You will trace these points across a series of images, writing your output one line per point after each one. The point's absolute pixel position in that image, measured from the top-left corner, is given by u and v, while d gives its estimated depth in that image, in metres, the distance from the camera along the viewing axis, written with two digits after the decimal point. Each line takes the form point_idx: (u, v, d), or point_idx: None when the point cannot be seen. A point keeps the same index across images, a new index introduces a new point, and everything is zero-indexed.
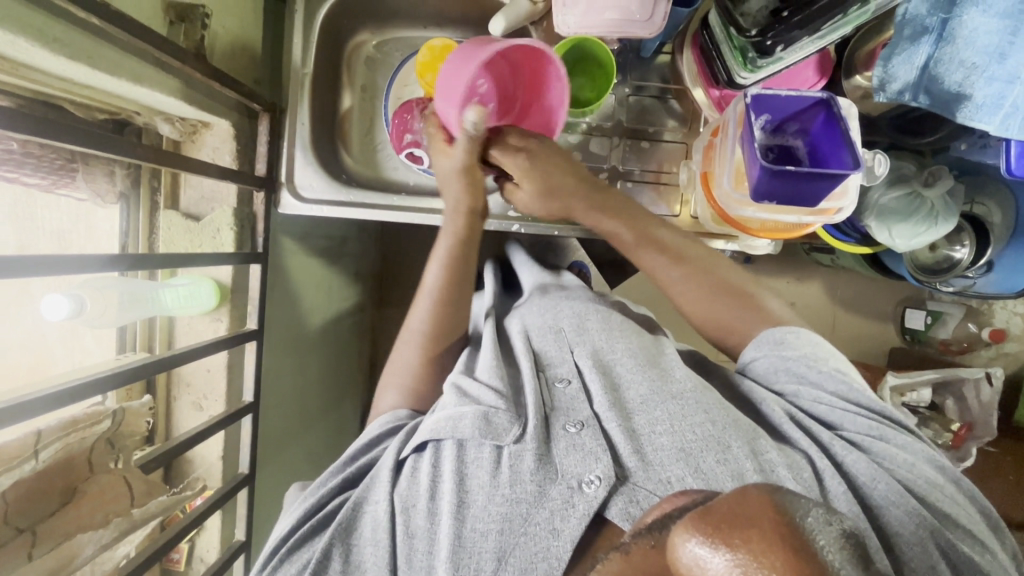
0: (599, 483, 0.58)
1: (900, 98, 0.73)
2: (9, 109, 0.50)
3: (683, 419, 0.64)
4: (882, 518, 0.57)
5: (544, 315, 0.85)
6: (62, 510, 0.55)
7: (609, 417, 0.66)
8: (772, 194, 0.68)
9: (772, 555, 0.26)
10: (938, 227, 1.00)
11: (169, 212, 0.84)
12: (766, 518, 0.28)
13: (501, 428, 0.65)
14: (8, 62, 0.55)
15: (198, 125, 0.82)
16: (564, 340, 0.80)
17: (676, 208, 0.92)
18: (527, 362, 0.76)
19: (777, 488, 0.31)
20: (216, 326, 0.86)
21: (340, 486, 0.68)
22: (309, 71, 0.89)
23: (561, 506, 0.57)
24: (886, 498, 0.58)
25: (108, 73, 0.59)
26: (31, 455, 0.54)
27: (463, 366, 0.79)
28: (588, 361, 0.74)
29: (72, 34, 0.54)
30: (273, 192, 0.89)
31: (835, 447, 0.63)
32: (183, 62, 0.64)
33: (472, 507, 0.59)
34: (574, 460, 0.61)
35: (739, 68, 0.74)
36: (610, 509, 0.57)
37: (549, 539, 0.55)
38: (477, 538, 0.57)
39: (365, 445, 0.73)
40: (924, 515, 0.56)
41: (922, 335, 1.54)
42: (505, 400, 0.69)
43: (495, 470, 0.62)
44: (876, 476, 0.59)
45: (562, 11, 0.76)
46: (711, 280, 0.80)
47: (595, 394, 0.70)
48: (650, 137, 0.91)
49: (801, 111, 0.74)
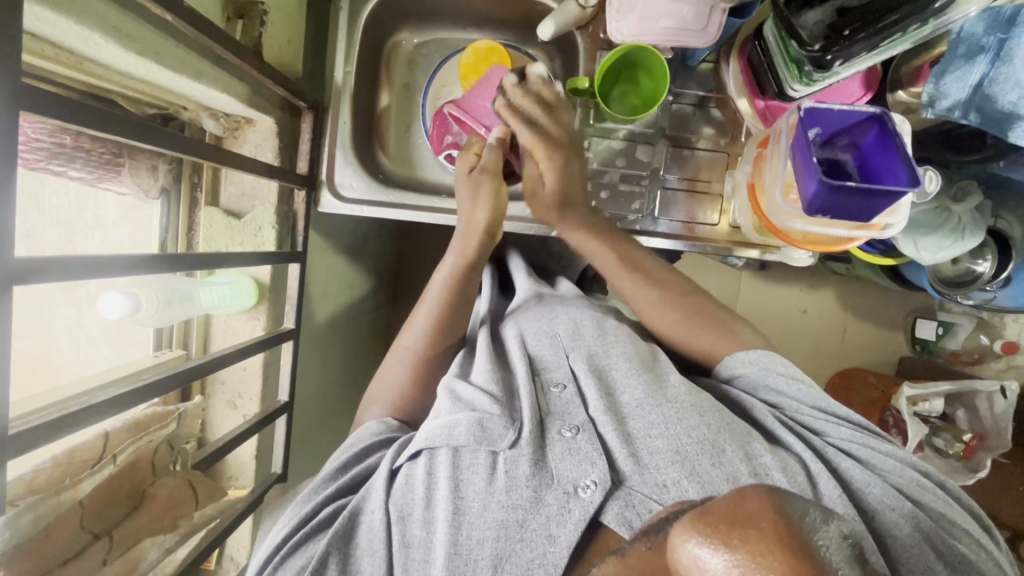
0: (594, 488, 0.58)
1: (950, 115, 0.74)
2: (113, 116, 0.49)
3: (678, 422, 0.63)
4: (879, 519, 0.57)
5: (540, 320, 0.82)
6: (133, 515, 0.54)
7: (604, 422, 0.65)
8: (827, 209, 0.68)
9: (770, 556, 0.26)
10: (965, 241, 1.01)
11: (210, 208, 0.83)
12: (765, 518, 0.28)
13: (495, 433, 0.64)
14: (72, 55, 0.54)
15: (241, 121, 0.81)
16: (560, 346, 0.77)
17: (714, 217, 0.93)
18: (521, 366, 0.75)
19: (775, 488, 0.31)
20: (252, 325, 0.86)
21: (335, 494, 0.66)
22: (352, 69, 0.88)
23: (557, 512, 0.57)
24: (883, 503, 0.58)
25: (172, 69, 0.58)
26: (109, 459, 0.54)
27: (458, 370, 0.78)
28: (583, 365, 0.73)
29: (142, 30, 0.53)
30: (314, 191, 0.88)
31: (829, 453, 0.64)
32: (241, 58, 0.63)
33: (468, 515, 0.58)
34: (570, 466, 0.60)
35: (793, 81, 0.75)
36: (606, 514, 0.56)
37: (545, 546, 0.55)
38: (473, 545, 0.56)
39: (360, 453, 0.71)
40: (921, 517, 0.56)
41: (931, 345, 1.54)
42: (500, 405, 0.68)
43: (491, 477, 0.61)
44: (872, 482, 0.60)
45: (618, 18, 0.77)
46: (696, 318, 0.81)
47: (590, 399, 0.68)
48: (690, 146, 0.92)
49: (853, 126, 0.74)
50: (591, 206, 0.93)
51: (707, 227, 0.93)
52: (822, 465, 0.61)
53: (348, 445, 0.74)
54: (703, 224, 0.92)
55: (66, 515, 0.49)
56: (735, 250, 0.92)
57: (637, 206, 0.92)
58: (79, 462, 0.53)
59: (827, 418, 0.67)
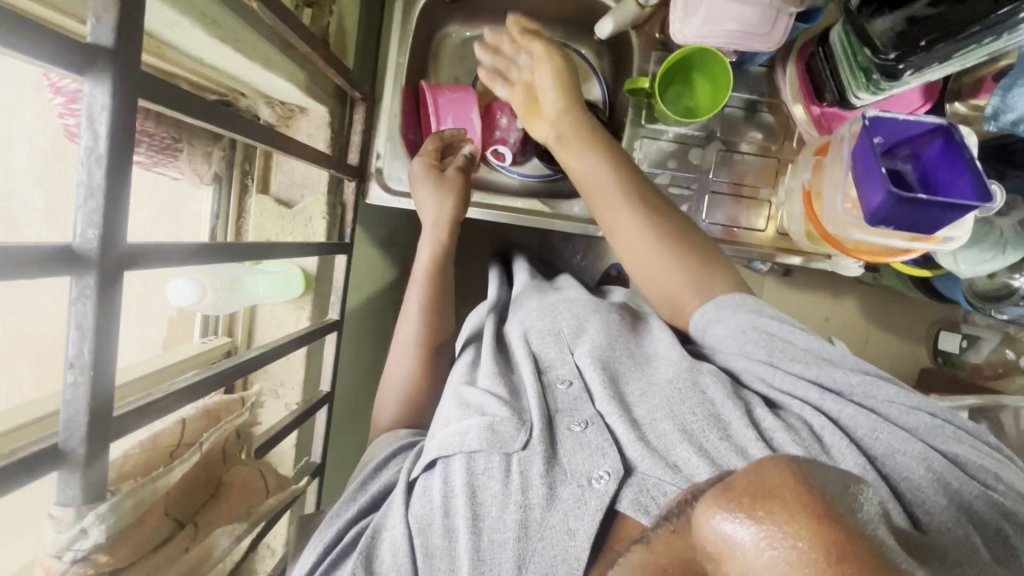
0: (608, 477, 0.56)
1: (1013, 128, 0.75)
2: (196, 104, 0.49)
3: (680, 402, 0.62)
4: (893, 465, 0.53)
5: (544, 316, 0.81)
6: (212, 502, 0.55)
7: (610, 412, 0.63)
8: (890, 221, 0.67)
9: (799, 526, 0.24)
10: (1007, 255, 0.99)
11: (261, 196, 0.83)
12: (793, 486, 0.26)
13: (507, 435, 0.62)
14: (153, 39, 0.53)
15: (295, 110, 0.82)
16: (564, 343, 0.75)
17: (760, 223, 0.92)
18: (526, 366, 0.73)
19: (799, 457, 0.29)
20: (297, 314, 0.86)
21: (360, 513, 0.65)
22: (405, 61, 0.87)
23: (574, 506, 0.55)
24: (889, 446, 0.54)
25: (248, 57, 0.58)
26: (195, 445, 0.54)
27: (465, 374, 0.76)
28: (589, 360, 0.70)
29: (227, 17, 0.53)
30: (362, 183, 0.87)
31: (827, 403, 0.59)
32: (309, 47, 0.63)
33: (488, 520, 0.57)
34: (582, 459, 0.59)
35: (858, 90, 0.74)
36: (621, 502, 0.54)
37: (567, 541, 0.53)
38: (496, 550, 0.55)
39: (373, 470, 0.70)
40: (931, 458, 0.52)
41: (954, 358, 1.53)
42: (507, 404, 0.66)
43: (507, 479, 0.59)
44: (876, 426, 0.55)
45: (681, 18, 0.76)
46: (678, 255, 0.71)
47: (593, 394, 0.66)
48: (740, 151, 0.91)
49: (916, 137, 0.74)
50: None
51: (753, 232, 0.92)
52: (822, 418, 0.58)
53: (364, 464, 0.73)
54: (749, 229, 0.92)
55: (156, 500, 0.47)
56: (778, 256, 0.92)
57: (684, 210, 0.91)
58: (163, 449, 0.52)
59: (823, 363, 0.61)
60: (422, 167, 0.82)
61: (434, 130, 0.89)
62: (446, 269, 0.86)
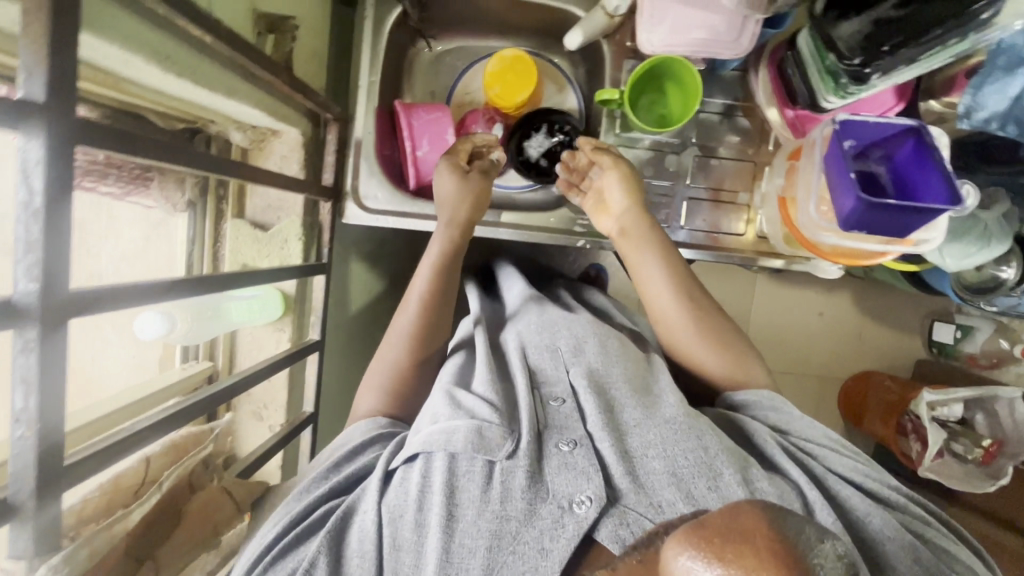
0: (590, 503, 0.56)
1: (986, 127, 0.74)
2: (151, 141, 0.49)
3: (676, 443, 0.62)
4: (876, 547, 0.56)
5: (542, 333, 0.81)
6: (172, 535, 0.54)
7: (602, 437, 0.63)
8: (861, 225, 0.67)
9: (762, 569, 0.28)
10: (991, 248, 1.00)
11: (236, 221, 0.83)
12: (760, 534, 0.29)
13: (493, 443, 0.62)
14: (110, 76, 0.53)
15: (267, 133, 0.81)
16: (561, 360, 0.75)
17: (740, 227, 0.92)
18: (521, 377, 0.73)
19: (769, 505, 0.32)
20: (278, 336, 0.86)
21: (331, 492, 0.63)
22: (376, 79, 0.87)
23: (551, 526, 0.55)
24: (883, 531, 0.57)
25: (208, 88, 0.58)
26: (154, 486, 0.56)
27: (456, 376, 0.75)
28: (584, 382, 0.70)
29: (182, 52, 0.53)
30: (338, 202, 0.87)
31: (829, 480, 0.62)
32: (273, 75, 0.63)
33: (461, 523, 0.56)
34: (566, 480, 0.59)
35: (828, 94, 0.74)
36: (600, 531, 0.55)
37: (538, 559, 0.53)
38: (465, 555, 0.54)
39: (350, 453, 0.68)
40: (918, 549, 0.56)
41: (949, 348, 1.54)
42: (499, 414, 0.66)
43: (486, 486, 0.59)
44: (871, 511, 0.59)
45: (648, 29, 0.77)
46: (717, 346, 0.76)
47: (588, 415, 0.66)
48: (717, 156, 0.91)
49: (887, 139, 0.73)
50: None
51: (733, 237, 0.92)
52: (816, 492, 0.60)
53: (339, 445, 0.70)
54: (728, 234, 0.91)
55: (116, 544, 0.49)
56: (762, 260, 0.91)
57: (663, 216, 0.91)
58: (125, 489, 0.55)
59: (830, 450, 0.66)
60: (450, 182, 0.82)
61: (411, 155, 0.89)
62: (452, 272, 0.83)
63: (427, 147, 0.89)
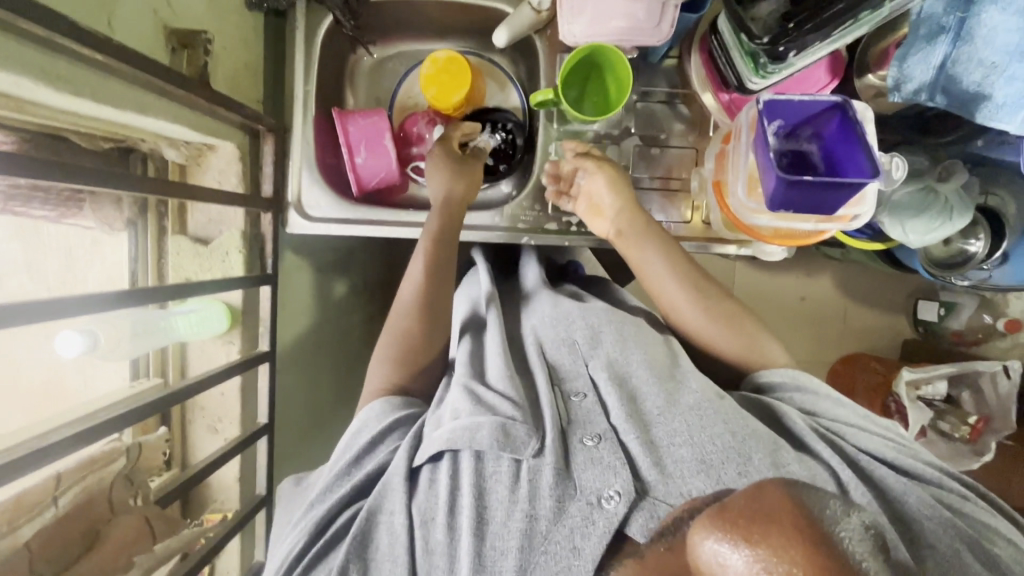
0: (618, 498, 0.57)
1: (916, 98, 0.71)
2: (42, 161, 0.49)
3: (702, 430, 0.63)
4: (913, 524, 0.58)
5: (558, 324, 0.79)
6: (84, 557, 0.60)
7: (627, 430, 0.64)
8: (788, 205, 0.66)
9: (791, 548, 0.31)
10: (954, 222, 0.94)
11: (178, 237, 0.83)
12: (783, 513, 0.33)
13: (519, 441, 0.62)
14: (12, 99, 0.54)
15: (203, 148, 0.81)
16: (578, 352, 0.75)
17: (687, 214, 0.91)
18: (541, 372, 0.73)
19: (793, 485, 0.36)
20: (228, 349, 0.86)
21: (349, 496, 0.65)
22: (312, 88, 0.87)
23: (581, 523, 0.56)
24: (918, 510, 0.58)
25: (113, 106, 0.58)
26: (51, 504, 0.60)
27: (470, 367, 0.75)
28: (605, 374, 0.71)
29: (78, 71, 0.53)
30: (281, 213, 0.87)
31: (861, 461, 0.64)
32: (186, 90, 0.63)
33: (492, 524, 0.58)
34: (593, 476, 0.59)
35: (751, 74, 0.73)
36: (631, 526, 0.56)
37: (571, 557, 0.54)
38: (498, 556, 0.56)
39: (367, 447, 0.68)
40: (958, 524, 0.57)
41: (935, 326, 1.49)
42: (521, 410, 0.66)
43: (515, 485, 0.60)
44: (908, 490, 0.60)
45: (570, 20, 0.76)
46: (732, 325, 0.79)
47: (611, 408, 0.67)
48: (660, 144, 0.90)
49: (814, 116, 0.72)
50: (561, 211, 0.92)
51: (681, 225, 0.91)
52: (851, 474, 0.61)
53: (356, 433, 0.71)
54: (677, 223, 0.91)
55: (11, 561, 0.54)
56: (711, 247, 0.91)
57: None
58: (26, 507, 0.58)
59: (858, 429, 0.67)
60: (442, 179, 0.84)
61: (351, 162, 0.89)
62: (444, 251, 0.81)
63: (366, 152, 0.89)
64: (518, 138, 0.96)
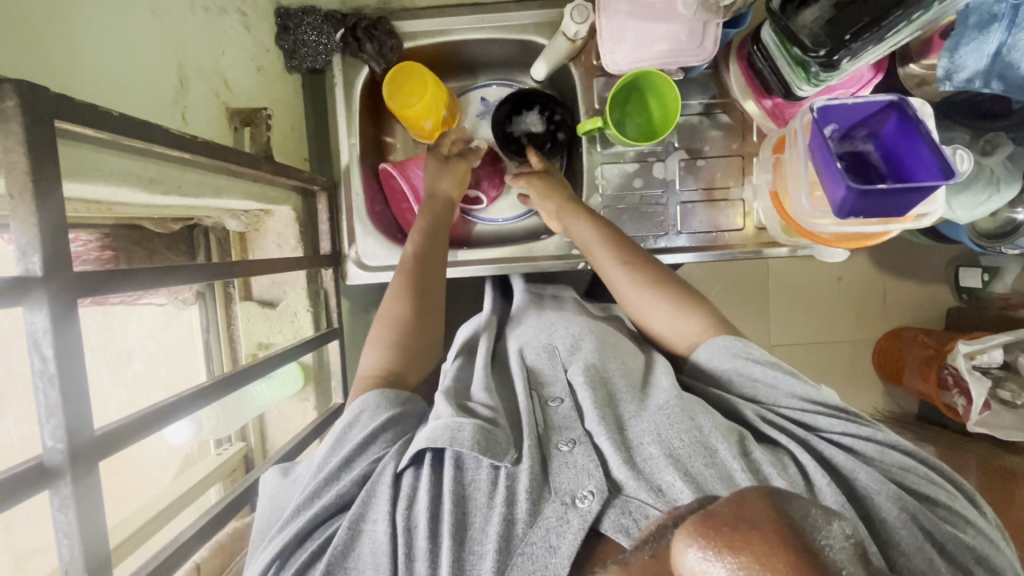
0: (592, 497, 0.51)
1: (970, 86, 0.71)
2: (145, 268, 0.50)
3: (669, 426, 0.57)
4: (869, 505, 0.52)
5: (540, 333, 0.76)
6: None
7: (599, 432, 0.58)
8: (856, 212, 0.66)
9: (774, 558, 0.26)
10: (1002, 194, 0.93)
11: (246, 302, 0.87)
12: (767, 520, 0.28)
13: (498, 444, 0.57)
14: (102, 204, 0.55)
15: (260, 214, 0.83)
16: (558, 360, 0.70)
17: (739, 222, 0.91)
18: (519, 380, 0.68)
19: (772, 489, 0.31)
20: (303, 405, 0.88)
21: (334, 504, 0.56)
22: (356, 141, 0.88)
23: (556, 523, 0.50)
24: (870, 485, 0.53)
25: (195, 195, 0.60)
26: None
27: (454, 382, 0.70)
28: (581, 377, 0.65)
29: (165, 169, 0.55)
30: (340, 266, 0.89)
31: (813, 441, 0.58)
32: (254, 168, 0.65)
33: (468, 529, 0.51)
34: (567, 477, 0.54)
35: (801, 82, 0.74)
36: (604, 523, 0.50)
37: (547, 557, 0.48)
38: (476, 559, 0.49)
39: (361, 444, 0.60)
40: (905, 498, 0.52)
41: (980, 292, 1.38)
42: (501, 420, 0.61)
43: (493, 492, 0.54)
44: (855, 467, 0.54)
45: (612, 49, 0.76)
46: (681, 306, 0.72)
47: (585, 408, 0.61)
48: (704, 155, 0.90)
49: (870, 116, 0.72)
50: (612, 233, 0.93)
51: (734, 232, 0.91)
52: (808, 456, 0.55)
53: (343, 429, 0.62)
54: (728, 231, 0.91)
55: None
56: (764, 251, 0.91)
57: (658, 224, 0.91)
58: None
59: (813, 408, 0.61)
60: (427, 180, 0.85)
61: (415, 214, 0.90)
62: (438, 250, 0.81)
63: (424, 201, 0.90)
64: (561, 133, 0.94)
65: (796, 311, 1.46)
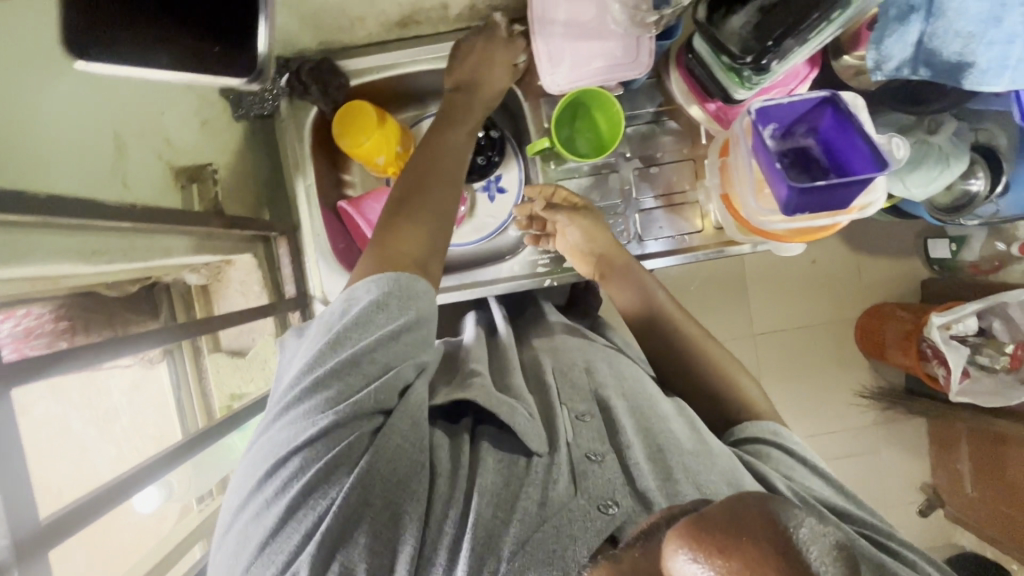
0: (619, 506, 0.50)
1: (899, 75, 0.73)
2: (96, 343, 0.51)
3: (698, 461, 0.57)
4: None
5: (560, 353, 0.75)
6: None
7: (634, 451, 0.57)
8: (802, 209, 0.67)
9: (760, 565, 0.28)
10: (953, 168, 0.95)
11: (215, 355, 0.89)
12: (759, 527, 0.30)
13: (534, 434, 0.56)
14: (49, 280, 0.55)
15: (221, 264, 0.84)
16: (593, 381, 0.68)
17: (698, 223, 0.92)
18: (554, 383, 0.67)
19: (769, 494, 0.33)
20: None
21: (355, 407, 0.53)
22: (312, 182, 0.88)
23: (580, 519, 0.50)
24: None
25: (143, 260, 0.60)
26: None
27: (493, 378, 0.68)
28: (622, 401, 0.64)
29: (109, 239, 0.55)
30: (307, 308, 0.89)
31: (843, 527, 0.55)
32: (204, 225, 0.65)
33: (500, 502, 0.52)
34: (596, 481, 0.53)
35: (738, 88, 0.76)
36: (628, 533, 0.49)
37: (568, 543, 0.48)
38: (496, 528, 0.49)
39: (392, 341, 0.57)
40: None
41: (950, 262, 1.40)
42: (540, 416, 0.60)
43: (517, 480, 0.54)
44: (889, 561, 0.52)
45: (551, 72, 0.78)
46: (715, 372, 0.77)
47: (620, 430, 0.60)
48: (657, 162, 0.91)
49: (806, 114, 0.74)
50: None
51: (695, 234, 0.92)
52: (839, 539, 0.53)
53: (370, 310, 0.58)
54: (689, 234, 0.92)
55: None
56: (726, 250, 0.92)
57: (619, 233, 0.92)
58: None
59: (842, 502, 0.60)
60: (467, 62, 0.79)
61: None
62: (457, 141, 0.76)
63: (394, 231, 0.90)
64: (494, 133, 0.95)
65: (771, 300, 1.48)
